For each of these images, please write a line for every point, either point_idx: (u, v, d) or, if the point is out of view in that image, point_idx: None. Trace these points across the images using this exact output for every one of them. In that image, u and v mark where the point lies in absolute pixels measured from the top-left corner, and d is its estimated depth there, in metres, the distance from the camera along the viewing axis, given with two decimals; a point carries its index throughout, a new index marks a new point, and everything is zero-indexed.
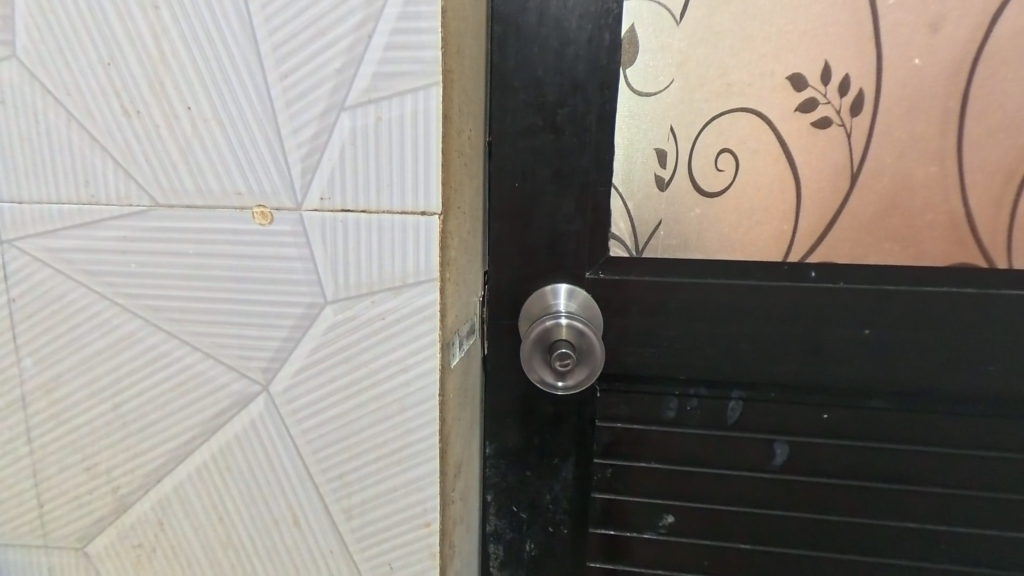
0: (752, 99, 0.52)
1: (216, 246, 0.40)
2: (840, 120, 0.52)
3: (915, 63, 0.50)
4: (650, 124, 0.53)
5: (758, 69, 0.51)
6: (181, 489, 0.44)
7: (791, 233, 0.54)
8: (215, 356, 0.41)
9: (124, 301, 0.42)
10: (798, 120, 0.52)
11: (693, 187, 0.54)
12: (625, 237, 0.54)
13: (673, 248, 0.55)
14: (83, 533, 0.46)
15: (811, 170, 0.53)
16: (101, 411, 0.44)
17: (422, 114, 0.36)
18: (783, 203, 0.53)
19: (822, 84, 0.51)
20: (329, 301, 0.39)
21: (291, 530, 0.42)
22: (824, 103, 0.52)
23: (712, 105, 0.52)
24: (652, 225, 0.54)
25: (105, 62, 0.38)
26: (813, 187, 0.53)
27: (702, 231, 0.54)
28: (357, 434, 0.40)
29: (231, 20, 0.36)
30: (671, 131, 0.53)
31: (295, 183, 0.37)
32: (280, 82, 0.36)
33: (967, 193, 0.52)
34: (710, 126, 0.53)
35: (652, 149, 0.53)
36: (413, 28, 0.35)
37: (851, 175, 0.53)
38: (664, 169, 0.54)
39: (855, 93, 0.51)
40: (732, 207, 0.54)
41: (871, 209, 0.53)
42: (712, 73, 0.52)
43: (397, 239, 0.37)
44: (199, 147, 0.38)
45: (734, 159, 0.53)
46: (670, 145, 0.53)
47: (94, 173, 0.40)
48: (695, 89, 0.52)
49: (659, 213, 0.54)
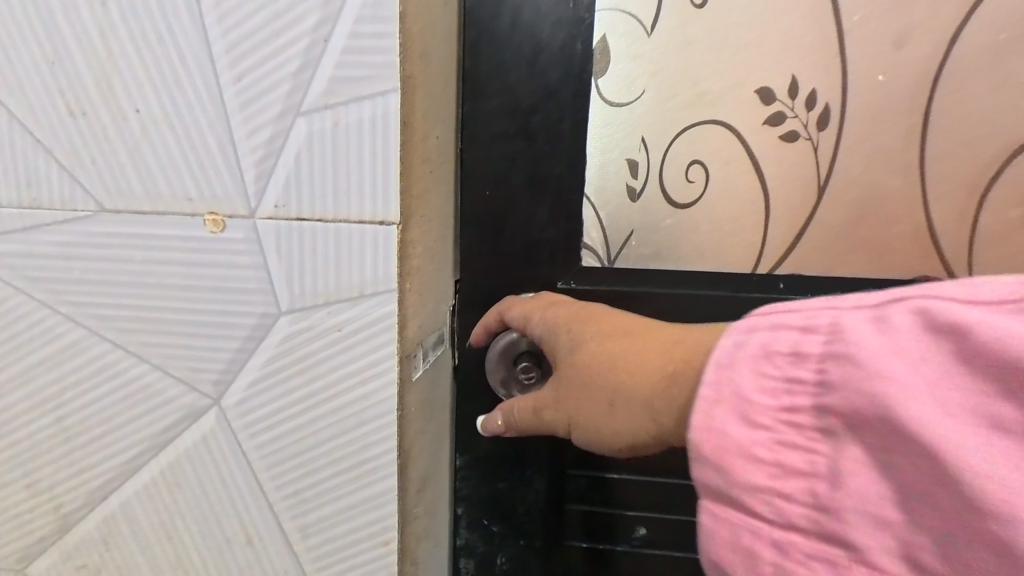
0: (723, 110, 0.52)
1: (167, 252, 0.38)
2: (807, 133, 0.52)
3: (879, 79, 0.51)
4: (623, 134, 0.53)
5: (728, 81, 0.52)
6: (129, 506, 0.42)
7: (761, 244, 0.54)
8: (166, 368, 0.40)
9: (67, 310, 0.40)
10: (768, 133, 0.53)
11: (666, 198, 0.54)
12: (598, 246, 0.54)
13: (645, 257, 0.55)
14: (23, 555, 0.44)
15: (779, 182, 0.53)
16: (43, 425, 0.42)
17: (381, 120, 0.35)
18: (751, 213, 0.54)
19: (790, 98, 0.52)
20: (284, 312, 0.37)
21: (245, 548, 0.41)
22: (793, 117, 0.52)
23: (683, 116, 0.53)
24: (625, 234, 0.54)
25: (50, 60, 0.37)
26: (782, 199, 0.53)
27: (674, 241, 0.54)
28: (314, 448, 0.39)
29: (183, 20, 0.35)
30: (643, 141, 0.53)
31: (250, 188, 0.36)
32: (234, 84, 0.35)
33: (930, 207, 0.53)
34: (681, 136, 0.53)
35: (624, 159, 0.53)
36: (372, 33, 0.34)
37: (818, 188, 0.53)
38: (636, 178, 0.54)
39: (823, 107, 0.52)
40: (705, 217, 0.54)
41: (838, 222, 0.54)
42: (682, 84, 0.52)
43: (356, 247, 0.36)
44: (148, 149, 0.37)
45: (705, 170, 0.53)
46: (642, 156, 0.53)
47: (37, 175, 0.38)
48: (668, 100, 0.53)
49: (632, 222, 0.54)
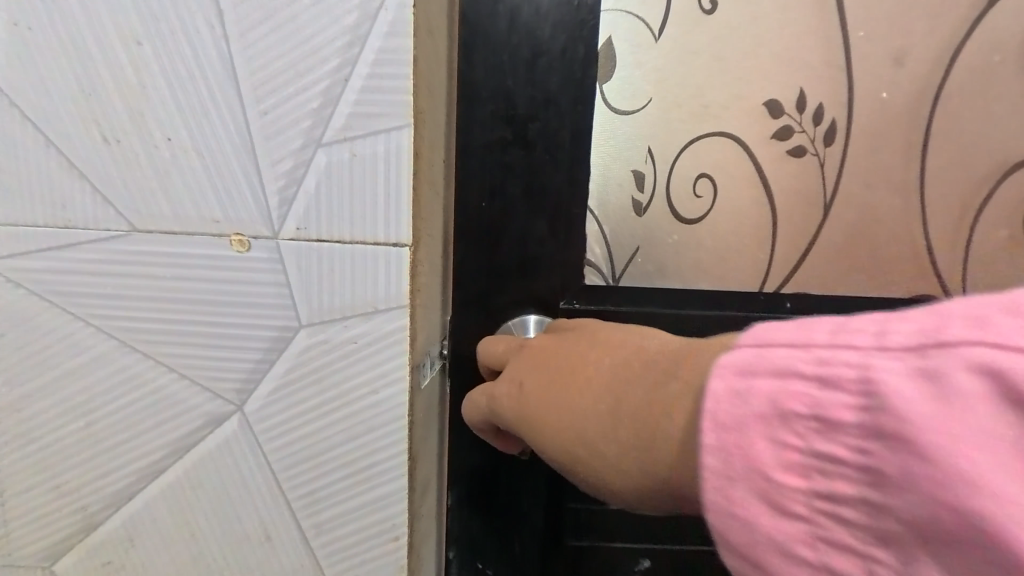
0: (728, 123, 0.56)
1: (194, 270, 0.41)
2: (812, 147, 0.57)
3: (882, 95, 0.56)
4: (629, 145, 0.57)
5: (736, 93, 0.56)
6: (152, 506, 0.44)
7: (765, 258, 0.58)
8: (190, 376, 0.42)
9: (97, 322, 0.43)
10: (768, 146, 0.57)
11: (671, 212, 0.58)
12: (601, 263, 0.58)
13: (649, 272, 0.58)
14: (48, 552, 0.46)
15: (785, 196, 0.57)
16: (72, 429, 0.44)
17: (395, 152, 0.38)
18: (753, 225, 0.58)
19: (797, 113, 0.56)
20: (303, 325, 0.41)
21: (263, 545, 0.44)
22: (799, 132, 0.56)
23: (691, 131, 0.57)
24: (630, 251, 0.58)
25: (85, 92, 0.40)
26: (785, 214, 0.58)
27: (679, 255, 0.58)
28: (328, 451, 0.42)
29: (213, 59, 0.38)
30: (648, 152, 0.57)
31: (272, 212, 0.39)
32: (259, 117, 0.38)
33: (929, 231, 0.57)
34: (687, 151, 0.57)
35: (630, 171, 0.57)
36: (387, 74, 0.37)
37: (822, 204, 0.57)
38: (642, 193, 0.57)
39: (827, 122, 0.56)
40: (709, 231, 0.58)
41: (838, 237, 0.58)
42: (690, 97, 0.56)
43: (371, 267, 0.39)
44: (176, 175, 0.40)
45: (710, 185, 0.57)
46: (647, 167, 0.57)
47: (71, 197, 0.41)
48: (673, 112, 0.57)
49: (636, 237, 0.58)
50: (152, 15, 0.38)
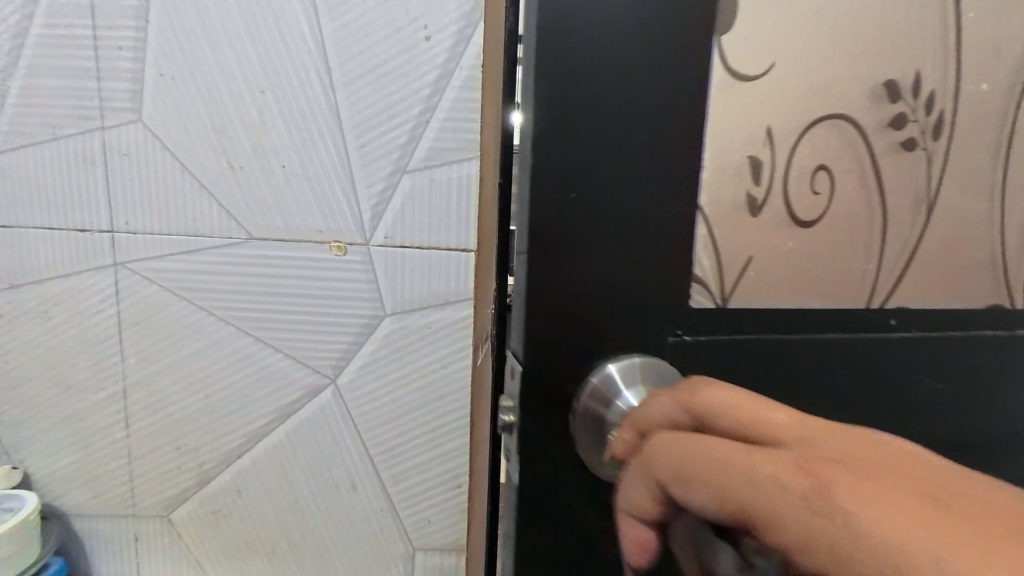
0: (843, 93, 0.36)
1: (299, 270, 0.51)
2: (924, 140, 0.38)
3: (983, 87, 0.38)
4: (743, 117, 0.34)
5: (848, 53, 0.35)
6: (258, 462, 0.54)
7: (876, 275, 0.38)
8: (293, 356, 0.53)
9: (218, 312, 0.53)
10: (889, 134, 0.37)
11: (785, 214, 0.36)
12: (711, 282, 0.36)
13: (764, 292, 0.37)
14: (169, 502, 0.56)
15: (899, 199, 0.38)
16: (192, 400, 0.54)
17: (465, 178, 0.49)
18: (864, 232, 0.38)
19: (913, 94, 0.37)
20: (388, 313, 0.51)
21: (350, 492, 0.54)
22: (915, 118, 0.37)
23: (798, 99, 0.35)
24: (741, 264, 0.36)
25: (217, 129, 0.50)
26: (899, 218, 0.38)
27: (780, 274, 0.37)
28: (405, 415, 0.52)
29: (322, 105, 0.48)
30: (766, 133, 0.35)
31: (366, 224, 0.50)
32: (358, 150, 0.49)
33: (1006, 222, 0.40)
34: (799, 127, 0.36)
35: (744, 157, 0.35)
36: (459, 117, 0.48)
37: (929, 204, 0.39)
38: (758, 185, 0.36)
39: (943, 104, 0.38)
40: (826, 244, 0.38)
41: (939, 248, 0.39)
42: (800, 50, 0.34)
43: (444, 267, 0.50)
44: (288, 195, 0.50)
45: (830, 176, 0.37)
46: (765, 153, 0.35)
47: (200, 212, 0.51)
48: (791, 68, 0.35)
49: (748, 248, 0.36)
50: (273, 70, 0.49)
